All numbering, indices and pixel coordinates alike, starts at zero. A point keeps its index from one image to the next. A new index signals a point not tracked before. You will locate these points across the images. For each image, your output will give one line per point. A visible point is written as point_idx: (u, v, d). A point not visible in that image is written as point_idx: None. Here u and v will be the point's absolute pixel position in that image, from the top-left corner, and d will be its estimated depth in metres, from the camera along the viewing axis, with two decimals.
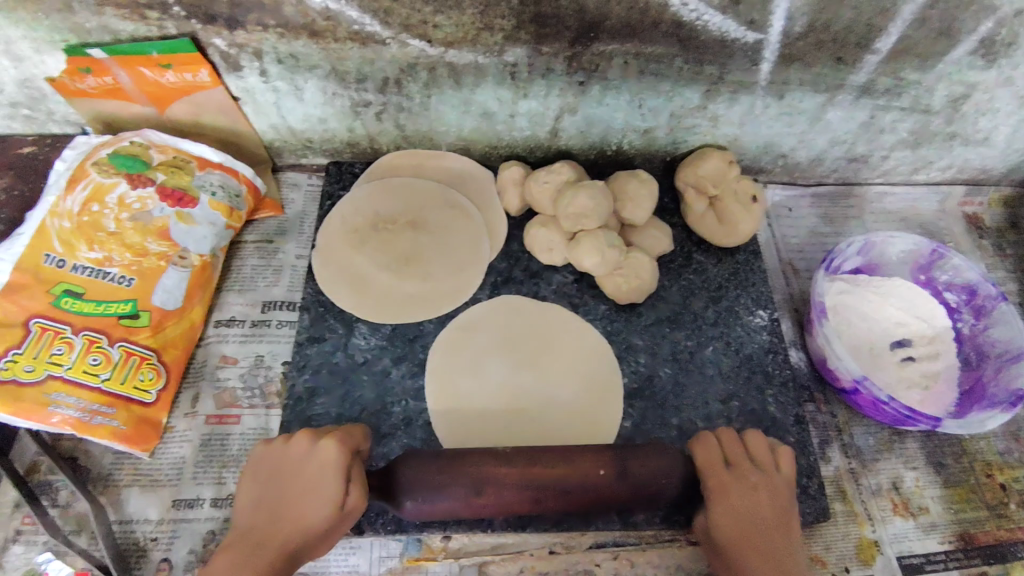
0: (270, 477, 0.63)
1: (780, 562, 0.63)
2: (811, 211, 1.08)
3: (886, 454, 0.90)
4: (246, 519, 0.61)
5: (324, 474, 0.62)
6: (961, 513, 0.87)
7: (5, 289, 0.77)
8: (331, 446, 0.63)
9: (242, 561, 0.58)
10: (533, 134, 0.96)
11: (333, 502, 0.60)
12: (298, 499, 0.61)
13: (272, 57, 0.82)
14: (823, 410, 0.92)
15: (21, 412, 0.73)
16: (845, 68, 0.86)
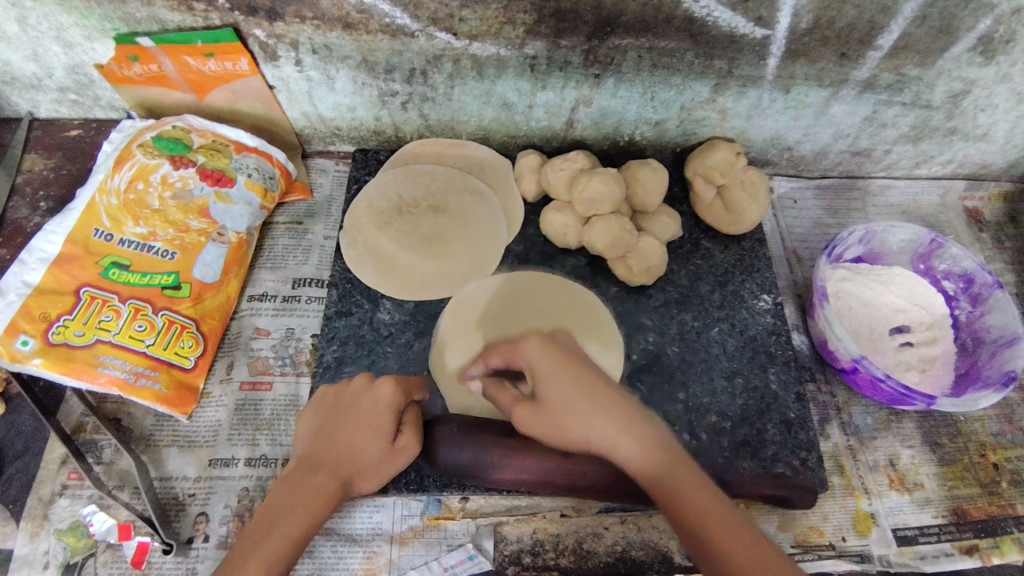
0: (330, 417, 0.72)
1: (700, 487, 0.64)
2: (815, 202, 1.12)
3: (884, 433, 0.94)
4: (316, 444, 0.71)
5: (378, 409, 0.72)
6: (955, 490, 0.91)
7: (57, 260, 0.83)
8: (384, 387, 0.74)
9: (307, 481, 0.68)
10: (550, 124, 1.01)
11: (381, 434, 0.71)
12: (349, 438, 0.70)
13: (307, 48, 0.88)
14: (823, 391, 0.96)
15: (74, 373, 0.78)
16: (849, 63, 0.90)
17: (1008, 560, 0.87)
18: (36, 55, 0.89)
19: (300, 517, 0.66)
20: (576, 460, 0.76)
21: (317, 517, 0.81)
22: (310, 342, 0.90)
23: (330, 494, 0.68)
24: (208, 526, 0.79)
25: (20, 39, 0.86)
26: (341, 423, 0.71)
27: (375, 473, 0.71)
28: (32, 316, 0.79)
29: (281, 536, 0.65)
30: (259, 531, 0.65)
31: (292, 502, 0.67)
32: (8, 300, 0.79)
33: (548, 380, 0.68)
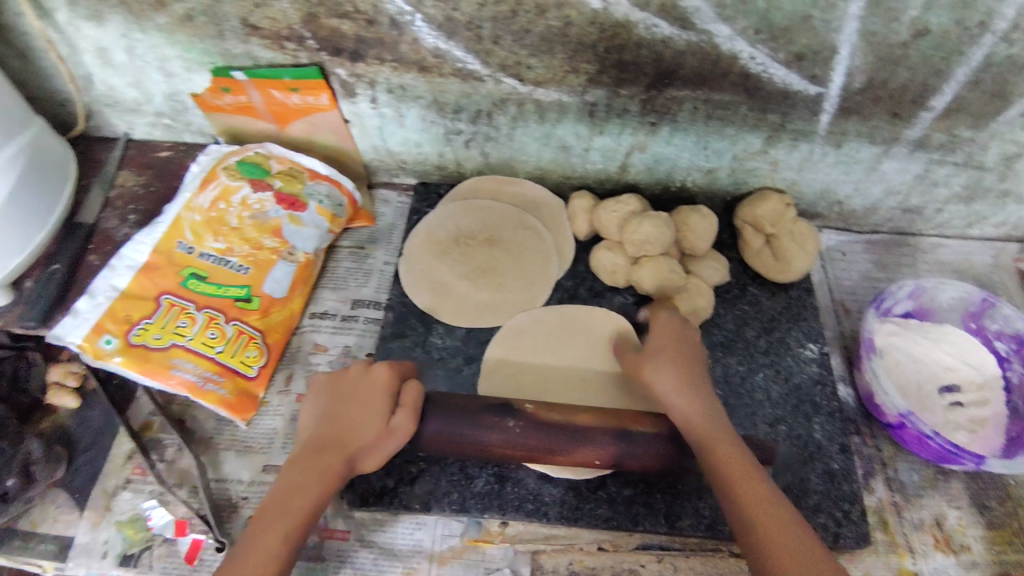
0: (330, 402, 0.75)
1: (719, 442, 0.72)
2: (863, 256, 1.13)
3: (930, 491, 0.92)
4: (320, 426, 0.74)
5: (377, 394, 0.75)
6: (1004, 555, 0.88)
7: (143, 267, 0.89)
8: (371, 376, 0.77)
9: (308, 465, 0.71)
10: (605, 167, 1.06)
11: (376, 413, 0.74)
12: (349, 422, 0.73)
13: (384, 87, 0.95)
14: (869, 444, 0.96)
15: (149, 372, 0.84)
16: (901, 122, 0.93)
17: None
18: (139, 82, 0.98)
19: (295, 504, 0.68)
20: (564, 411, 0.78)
21: (360, 529, 0.84)
22: (365, 360, 0.95)
23: (331, 475, 0.70)
24: None
25: (127, 68, 0.95)
26: (342, 408, 0.74)
27: (375, 451, 0.72)
28: (117, 318, 0.86)
29: (281, 518, 0.67)
30: (268, 515, 0.68)
31: (297, 485, 0.69)
32: (97, 301, 0.86)
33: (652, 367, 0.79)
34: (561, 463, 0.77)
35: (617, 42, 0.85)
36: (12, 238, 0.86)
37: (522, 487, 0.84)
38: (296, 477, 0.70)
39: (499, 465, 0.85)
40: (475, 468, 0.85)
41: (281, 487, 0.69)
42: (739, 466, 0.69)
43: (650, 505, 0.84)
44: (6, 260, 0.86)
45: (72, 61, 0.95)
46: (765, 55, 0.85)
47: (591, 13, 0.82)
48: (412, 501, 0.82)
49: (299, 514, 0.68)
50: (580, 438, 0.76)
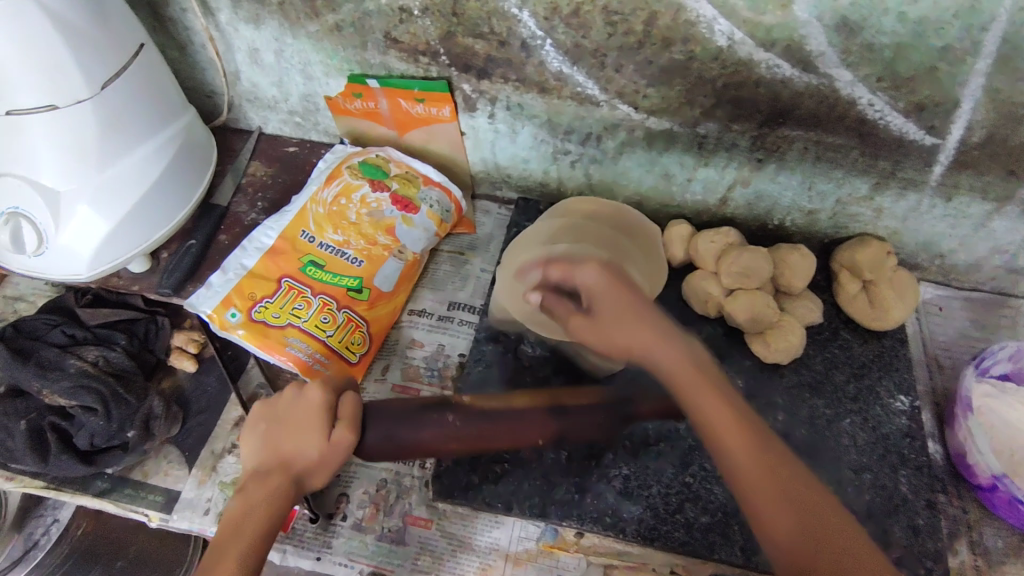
0: (274, 427, 0.74)
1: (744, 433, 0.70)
2: (962, 313, 1.10)
3: (1016, 561, 0.89)
4: (269, 451, 0.73)
5: (308, 415, 0.72)
6: None
7: (269, 251, 0.97)
8: (303, 398, 0.74)
9: (255, 492, 0.71)
10: (704, 199, 1.08)
11: (316, 429, 0.71)
12: (293, 446, 0.72)
13: (503, 104, 1.00)
14: (955, 505, 0.93)
15: (267, 347, 0.91)
16: (1018, 181, 0.92)
17: None
18: (280, 82, 1.07)
19: (252, 528, 0.69)
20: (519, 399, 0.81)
21: (443, 519, 0.88)
22: (457, 359, 1.00)
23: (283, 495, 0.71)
24: (348, 506, 0.89)
25: (273, 68, 1.04)
26: (280, 432, 0.73)
27: (321, 469, 0.72)
28: (243, 294, 0.93)
29: (239, 541, 0.68)
30: (227, 540, 0.69)
31: (255, 509, 0.70)
32: (228, 277, 0.94)
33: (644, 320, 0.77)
34: (502, 445, 0.79)
35: (736, 79, 0.88)
36: (162, 210, 0.94)
37: (601, 501, 0.85)
38: (244, 504, 0.71)
39: (580, 476, 0.86)
40: (558, 476, 0.86)
41: (233, 514, 0.71)
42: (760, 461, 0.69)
43: (727, 535, 0.83)
44: (155, 229, 0.94)
45: (226, 58, 1.04)
46: (884, 102, 0.86)
47: (715, 50, 0.85)
48: (494, 499, 0.85)
49: (249, 539, 0.69)
50: (520, 420, 0.79)
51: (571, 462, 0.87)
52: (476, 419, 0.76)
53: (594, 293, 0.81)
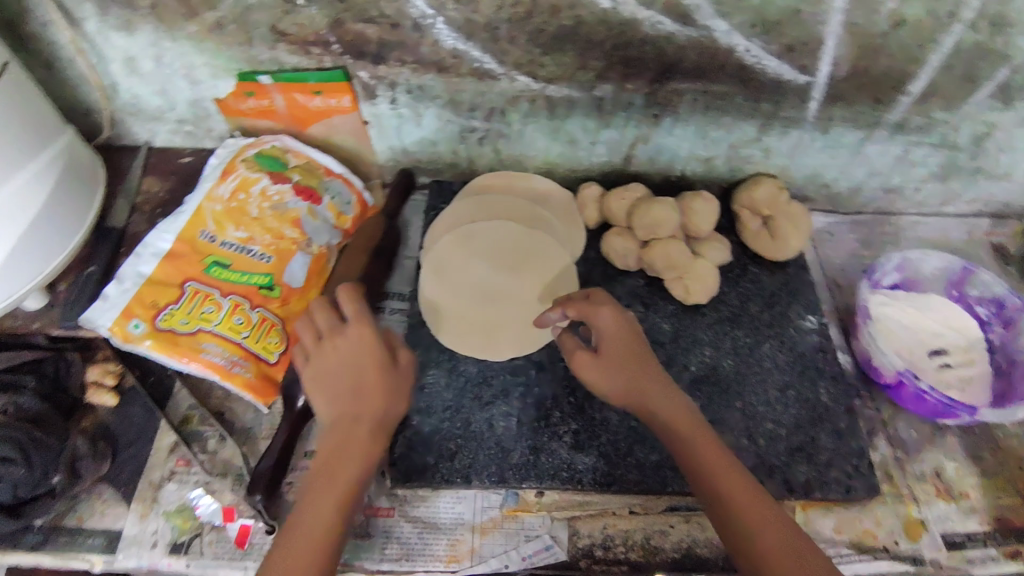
0: (350, 378, 0.72)
1: (736, 485, 0.70)
2: (850, 235, 1.21)
3: (928, 446, 0.99)
4: (336, 402, 0.71)
5: (362, 350, 0.72)
6: (999, 500, 0.95)
7: (167, 255, 0.93)
8: (347, 342, 0.73)
9: (343, 441, 0.69)
10: (610, 159, 1.12)
11: (379, 362, 0.72)
12: (376, 394, 0.71)
13: (403, 88, 1.00)
14: (869, 406, 1.02)
15: (177, 355, 0.86)
16: (881, 107, 1.01)
17: None
18: (164, 90, 1.01)
19: (340, 486, 0.67)
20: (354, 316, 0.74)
21: (404, 505, 0.88)
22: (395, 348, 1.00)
23: (364, 443, 0.69)
24: None
25: (153, 76, 0.99)
26: (345, 378, 0.72)
27: (393, 398, 0.72)
28: (145, 303, 0.89)
29: (328, 503, 0.67)
30: (310, 505, 0.66)
31: (337, 468, 0.68)
32: (126, 287, 0.90)
33: (609, 342, 0.79)
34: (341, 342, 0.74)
35: (623, 39, 0.92)
36: (53, 237, 0.88)
37: (556, 458, 0.88)
38: (329, 455, 0.69)
39: (532, 439, 0.89)
40: (511, 442, 0.89)
41: (319, 475, 0.68)
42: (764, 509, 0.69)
43: (677, 468, 0.88)
44: (48, 260, 0.89)
45: (100, 70, 0.98)
46: (759, 47, 0.93)
47: (601, 12, 0.88)
48: (453, 475, 0.86)
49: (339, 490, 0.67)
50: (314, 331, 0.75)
51: (522, 427, 0.90)
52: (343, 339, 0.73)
53: (605, 339, 0.79)
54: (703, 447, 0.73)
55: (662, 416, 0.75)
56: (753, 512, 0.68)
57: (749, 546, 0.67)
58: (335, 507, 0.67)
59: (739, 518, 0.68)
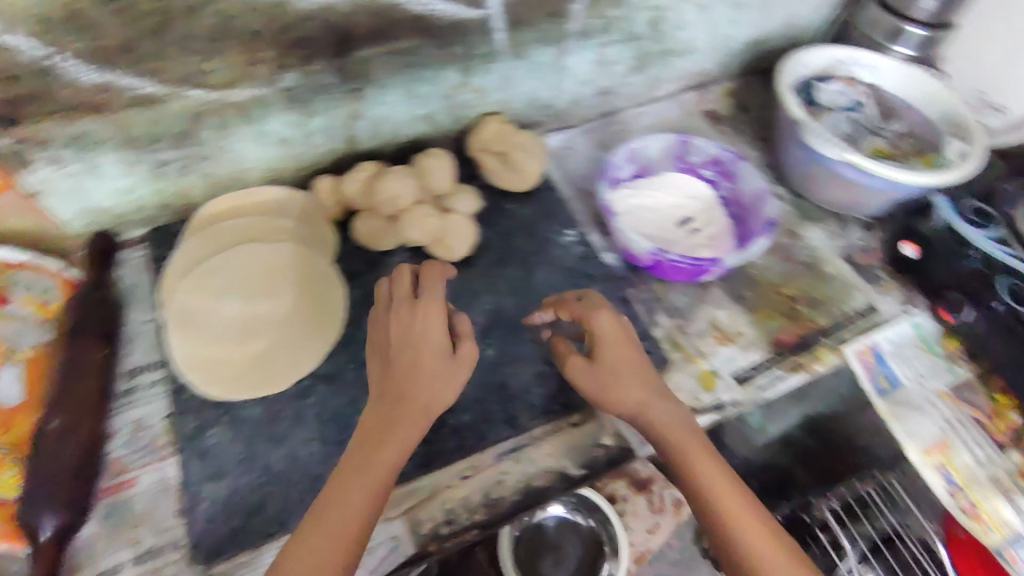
0: (385, 386, 0.76)
1: (710, 478, 0.75)
2: (585, 142, 1.26)
3: (703, 304, 1.07)
4: (640, 385, 0.80)
5: (428, 321, 0.78)
6: (769, 327, 1.06)
7: None
8: (432, 312, 0.79)
9: (359, 444, 0.73)
10: (331, 145, 1.07)
11: (438, 345, 0.77)
12: (428, 380, 0.76)
13: (60, 144, 0.86)
14: (643, 291, 1.07)
15: None
16: (562, 20, 1.06)
17: (826, 364, 1.03)
18: None
19: (385, 452, 0.72)
20: (400, 301, 0.80)
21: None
22: (162, 423, 0.87)
23: (405, 434, 0.74)
24: None
25: None
26: (392, 354, 0.78)
27: (431, 386, 0.75)
28: None
29: (380, 455, 0.72)
30: (334, 493, 0.70)
31: (366, 457, 0.72)
32: None
33: (609, 347, 0.82)
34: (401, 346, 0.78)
35: (284, 21, 0.86)
36: None
37: None
38: (354, 455, 0.73)
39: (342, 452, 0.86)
40: (320, 466, 0.84)
41: (340, 476, 0.72)
42: (745, 502, 0.74)
43: (489, 417, 0.91)
44: None
45: None
46: None
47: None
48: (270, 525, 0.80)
49: (361, 501, 0.70)
50: (413, 325, 0.78)
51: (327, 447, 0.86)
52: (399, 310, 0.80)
53: (602, 346, 0.82)
54: (708, 471, 0.76)
55: (665, 428, 0.79)
56: (734, 509, 0.73)
57: (748, 555, 0.71)
58: (374, 480, 0.71)
59: (720, 511, 0.73)
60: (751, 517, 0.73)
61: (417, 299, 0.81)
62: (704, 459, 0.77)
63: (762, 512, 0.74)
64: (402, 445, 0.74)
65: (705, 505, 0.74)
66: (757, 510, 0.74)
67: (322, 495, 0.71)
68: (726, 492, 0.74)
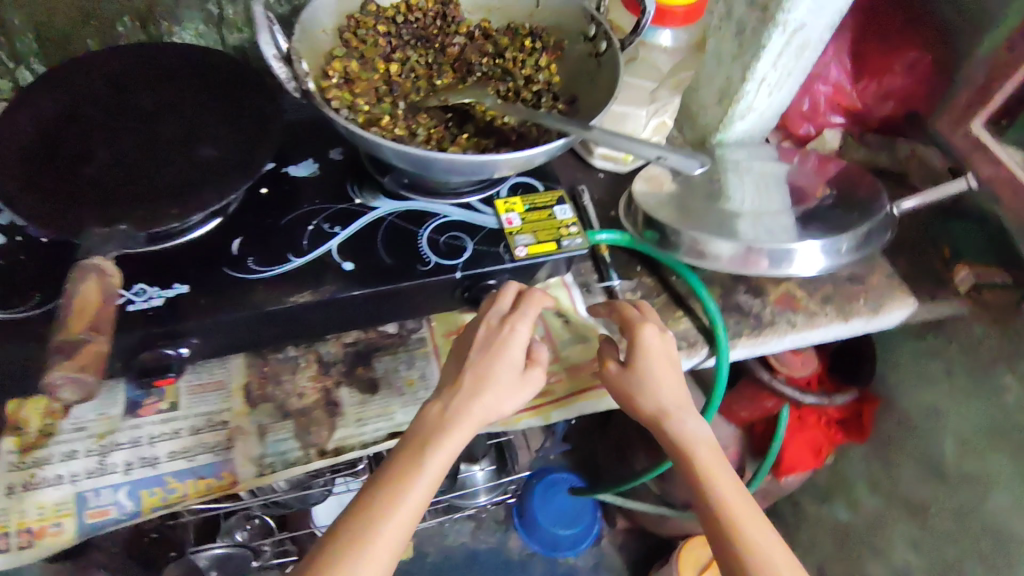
0: (486, 332, 0.65)
1: (720, 469, 0.66)
2: None
3: (166, 411, 0.66)
4: (678, 390, 0.68)
5: (517, 332, 0.64)
6: (281, 357, 0.70)
7: None
8: (526, 324, 0.65)
9: (402, 460, 0.60)
10: None
11: (520, 376, 0.64)
12: (494, 397, 0.62)
13: None
14: (69, 461, 0.62)
15: None
16: None
17: (386, 354, 0.72)
18: None
19: (470, 423, 0.61)
20: (492, 319, 0.66)
21: None
22: None
23: (502, 383, 0.63)
24: None
25: None
26: (504, 354, 0.64)
27: (513, 398, 0.63)
28: None
29: (407, 487, 0.58)
30: (388, 478, 0.59)
31: (454, 409, 0.61)
32: None
33: (654, 347, 0.67)
34: (494, 360, 0.63)
35: None
36: None
37: None
38: (389, 466, 0.59)
39: None
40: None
41: (355, 503, 0.58)
42: (743, 504, 0.65)
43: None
44: None
45: None
46: None
47: None
48: None
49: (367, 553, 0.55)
50: (484, 358, 0.63)
51: None
52: (485, 348, 0.64)
53: (640, 343, 0.67)
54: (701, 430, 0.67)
55: (684, 437, 0.67)
56: (739, 512, 0.64)
57: (737, 549, 0.62)
58: (449, 454, 0.60)
59: (720, 499, 0.65)
60: (757, 519, 0.64)
61: (512, 308, 0.66)
62: (701, 435, 0.67)
63: (762, 519, 0.64)
64: (508, 400, 0.63)
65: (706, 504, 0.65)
66: (748, 503, 0.65)
67: (342, 520, 0.58)
68: (736, 495, 0.65)
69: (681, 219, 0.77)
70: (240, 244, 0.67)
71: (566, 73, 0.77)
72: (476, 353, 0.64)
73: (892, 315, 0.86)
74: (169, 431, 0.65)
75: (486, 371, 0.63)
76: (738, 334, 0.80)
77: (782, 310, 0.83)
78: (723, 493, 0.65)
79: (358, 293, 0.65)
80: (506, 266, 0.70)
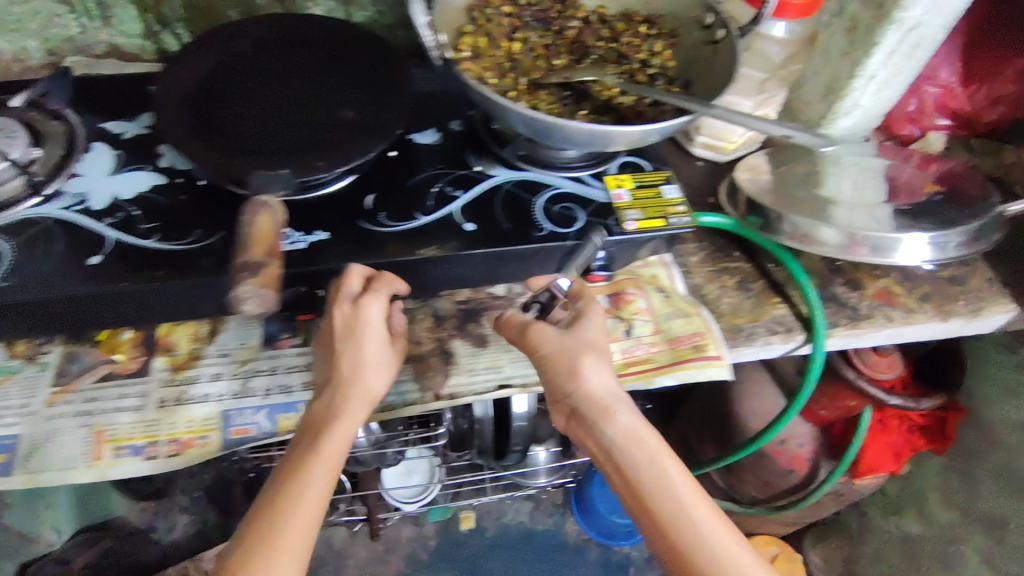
0: (342, 318, 0.63)
1: (661, 465, 0.60)
2: None
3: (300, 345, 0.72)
4: (607, 381, 0.62)
5: (365, 318, 0.63)
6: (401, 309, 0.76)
7: None
8: (379, 303, 0.63)
9: (299, 453, 0.61)
10: None
11: (379, 360, 0.65)
12: (360, 382, 0.63)
13: None
14: (215, 379, 0.69)
15: None
16: None
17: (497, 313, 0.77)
18: None
19: (358, 406, 0.63)
20: (345, 306, 0.64)
21: None
22: None
23: (377, 364, 0.64)
24: None
25: None
26: (360, 343, 0.63)
27: (377, 376, 0.64)
28: None
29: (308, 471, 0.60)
30: (285, 478, 0.60)
31: (341, 390, 0.63)
32: None
33: (565, 340, 0.63)
34: (355, 344, 0.64)
35: None
36: None
37: None
38: (297, 458, 0.61)
39: None
40: None
41: (274, 493, 0.60)
42: (692, 500, 0.59)
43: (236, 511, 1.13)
44: None
45: None
46: None
47: None
48: None
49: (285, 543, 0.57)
50: (346, 338, 0.64)
51: None
52: (345, 339, 0.64)
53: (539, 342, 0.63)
54: (625, 432, 0.61)
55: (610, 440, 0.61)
56: (684, 517, 0.58)
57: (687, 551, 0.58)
58: (346, 436, 0.62)
59: (658, 506, 0.59)
60: (710, 516, 0.59)
61: (359, 296, 0.64)
62: (633, 431, 0.61)
63: (713, 514, 0.59)
64: (384, 379, 0.65)
65: (646, 513, 0.60)
66: (698, 498, 0.60)
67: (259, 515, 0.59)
68: (682, 493, 0.59)
69: (786, 206, 0.79)
70: (373, 200, 0.73)
71: (681, 60, 0.79)
72: (338, 339, 0.64)
73: (992, 319, 0.86)
74: (303, 363, 0.71)
75: (357, 352, 0.63)
76: (835, 325, 0.81)
77: (879, 305, 0.84)
78: (668, 493, 0.59)
79: (477, 252, 0.70)
80: (611, 234, 0.73)
